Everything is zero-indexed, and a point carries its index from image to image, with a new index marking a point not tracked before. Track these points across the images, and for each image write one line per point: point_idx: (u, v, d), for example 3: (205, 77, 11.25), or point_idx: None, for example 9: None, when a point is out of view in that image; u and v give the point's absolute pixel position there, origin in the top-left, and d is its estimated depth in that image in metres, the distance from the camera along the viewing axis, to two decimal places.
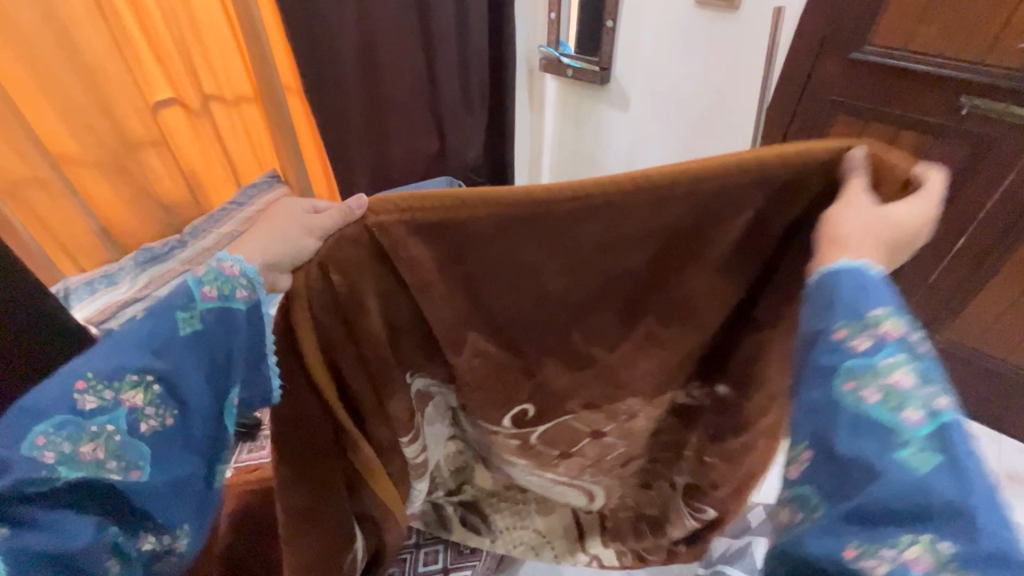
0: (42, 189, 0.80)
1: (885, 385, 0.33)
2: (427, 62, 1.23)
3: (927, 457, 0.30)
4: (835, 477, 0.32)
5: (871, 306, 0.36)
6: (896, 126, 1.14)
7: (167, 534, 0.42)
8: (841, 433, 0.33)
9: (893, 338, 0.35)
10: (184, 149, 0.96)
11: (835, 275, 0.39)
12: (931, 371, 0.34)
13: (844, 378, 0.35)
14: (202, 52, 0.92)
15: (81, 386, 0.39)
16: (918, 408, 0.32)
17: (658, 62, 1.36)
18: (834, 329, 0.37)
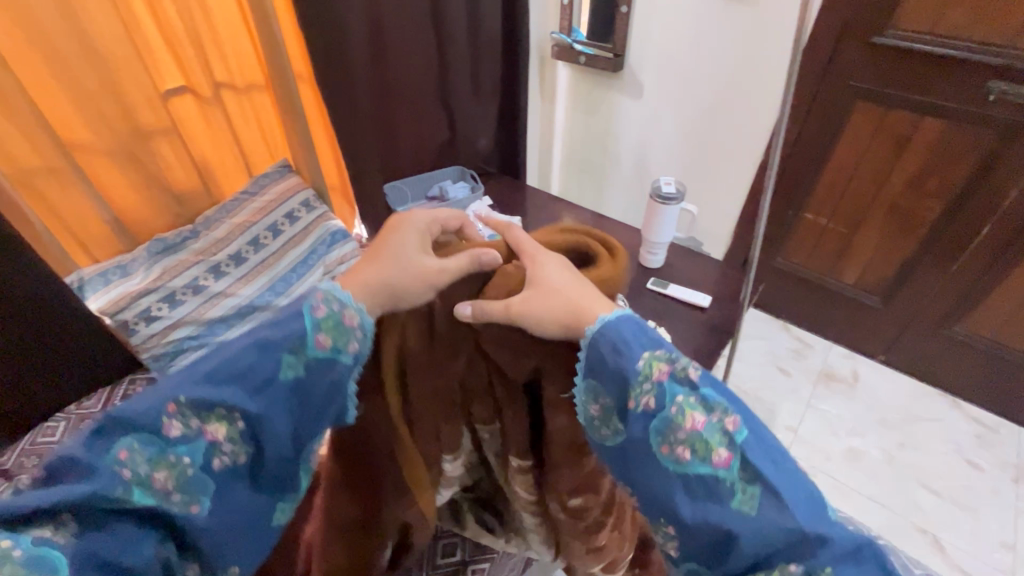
0: (55, 179, 0.80)
1: (691, 442, 0.45)
2: (438, 49, 1.21)
3: (750, 489, 0.44)
4: (697, 531, 0.45)
5: (637, 367, 0.47)
6: (919, 113, 1.11)
7: (210, 562, 0.47)
8: (684, 501, 0.45)
9: (667, 381, 0.46)
10: (195, 138, 0.95)
11: (597, 342, 0.49)
12: (708, 395, 0.47)
13: (661, 444, 0.46)
14: (212, 38, 0.90)
15: (172, 411, 0.44)
16: (719, 444, 0.45)
17: (673, 49, 1.33)
18: (629, 399, 0.47)
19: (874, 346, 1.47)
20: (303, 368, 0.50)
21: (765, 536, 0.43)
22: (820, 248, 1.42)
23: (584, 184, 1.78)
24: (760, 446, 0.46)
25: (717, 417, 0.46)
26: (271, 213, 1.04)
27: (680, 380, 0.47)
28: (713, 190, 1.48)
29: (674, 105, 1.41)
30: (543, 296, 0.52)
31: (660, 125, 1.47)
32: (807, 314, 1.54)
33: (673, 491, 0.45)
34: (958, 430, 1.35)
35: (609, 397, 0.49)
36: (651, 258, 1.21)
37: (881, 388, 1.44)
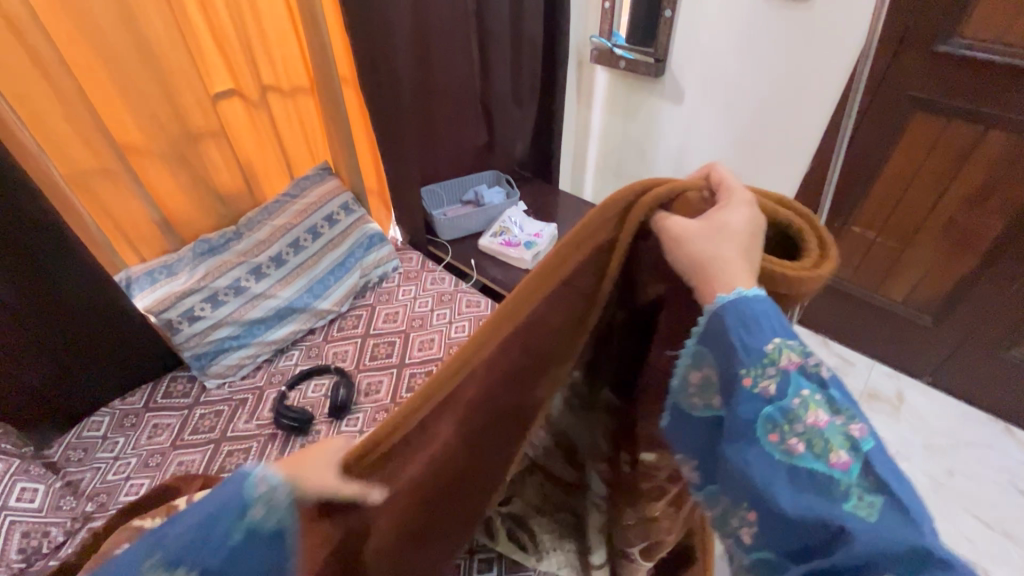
0: (108, 179, 0.82)
1: (806, 432, 0.31)
2: (480, 53, 1.20)
3: (871, 498, 0.29)
4: (785, 539, 0.30)
5: (762, 342, 0.34)
6: (983, 125, 1.06)
7: None
8: (783, 491, 0.30)
9: (796, 370, 0.33)
10: (241, 141, 0.96)
11: (724, 311, 0.35)
12: (839, 391, 0.33)
13: (768, 431, 0.32)
14: (262, 42, 0.91)
15: None
16: (842, 446, 0.31)
17: (719, 54, 1.30)
18: (739, 375, 0.34)
19: (921, 366, 1.42)
20: None
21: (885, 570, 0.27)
22: (867, 263, 1.38)
23: None
24: (895, 463, 0.31)
25: (845, 420, 0.32)
26: (311, 215, 1.04)
27: (810, 373, 0.33)
28: None
29: (717, 112, 1.38)
30: (707, 236, 0.38)
31: (701, 132, 1.44)
32: (850, 330, 1.49)
33: (766, 483, 0.31)
34: (1010, 458, 1.28)
35: (713, 367, 0.37)
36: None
37: (929, 412, 1.37)
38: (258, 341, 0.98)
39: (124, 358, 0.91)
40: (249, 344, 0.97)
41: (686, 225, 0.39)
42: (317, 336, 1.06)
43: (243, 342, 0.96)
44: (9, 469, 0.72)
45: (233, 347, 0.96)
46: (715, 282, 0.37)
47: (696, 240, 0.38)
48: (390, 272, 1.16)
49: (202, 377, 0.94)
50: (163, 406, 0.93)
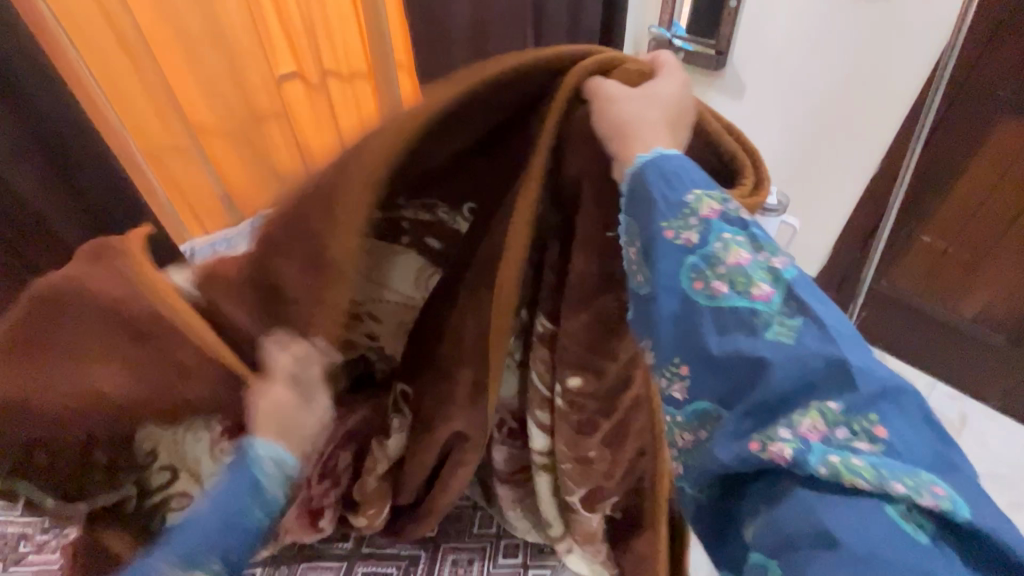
0: (180, 155, 0.86)
1: (728, 271, 0.39)
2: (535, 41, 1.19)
3: (790, 322, 0.37)
4: (722, 382, 0.38)
5: (683, 196, 0.42)
6: None
7: None
8: (710, 331, 0.39)
9: (716, 218, 0.41)
10: (301, 122, 0.99)
11: (643, 168, 0.44)
12: (756, 235, 0.41)
13: (694, 276, 0.40)
14: (324, 25, 0.93)
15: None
16: (762, 280, 0.39)
17: (788, 46, 1.23)
18: (661, 229, 0.42)
19: (990, 388, 1.32)
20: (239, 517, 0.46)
21: (806, 374, 0.35)
22: (937, 274, 1.28)
23: None
24: (811, 289, 0.39)
25: (764, 257, 0.40)
26: None
27: (730, 219, 0.41)
28: (814, 202, 1.37)
29: (780, 106, 1.31)
30: (626, 103, 0.48)
31: (761, 128, 1.37)
32: (910, 344, 1.39)
33: (699, 324, 0.39)
34: None
35: (637, 237, 0.45)
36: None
37: (996, 438, 1.28)
38: None
39: None
40: None
41: (615, 87, 0.49)
42: None
43: None
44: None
45: None
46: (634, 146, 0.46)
47: (625, 105, 0.48)
48: None
49: None
50: None
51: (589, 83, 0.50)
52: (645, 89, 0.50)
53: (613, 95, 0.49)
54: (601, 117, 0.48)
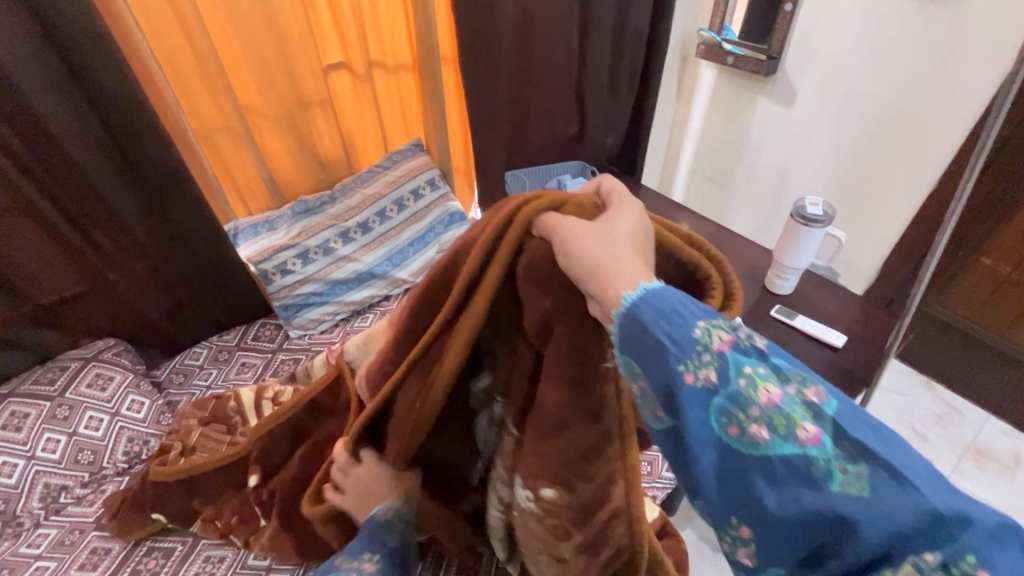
0: (230, 137, 0.90)
1: (764, 415, 0.31)
2: (581, 41, 1.19)
3: (855, 469, 0.29)
4: (788, 541, 0.31)
5: (689, 331, 0.35)
6: None
7: None
8: (767, 488, 0.31)
9: (731, 351, 0.34)
10: (345, 111, 1.03)
11: (637, 309, 0.37)
12: (780, 360, 0.33)
13: (728, 422, 0.33)
14: (373, 17, 0.96)
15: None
16: (804, 418, 0.31)
17: (844, 51, 1.18)
18: (681, 374, 0.34)
19: None
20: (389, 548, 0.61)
21: (891, 531, 0.27)
22: (995, 302, 1.21)
23: (711, 194, 1.66)
24: (861, 414, 0.31)
25: (795, 386, 0.32)
26: (399, 188, 1.08)
27: (744, 348, 0.34)
28: (864, 218, 1.32)
29: (831, 115, 1.26)
30: (591, 242, 0.42)
31: (809, 137, 1.33)
32: (959, 373, 1.32)
33: (755, 485, 0.31)
34: None
35: (644, 380, 0.37)
36: (780, 285, 1.09)
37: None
38: (339, 300, 1.06)
39: (214, 305, 1.01)
40: (330, 301, 1.05)
41: (569, 229, 0.43)
42: (392, 303, 1.11)
43: (326, 299, 1.05)
44: (39, 417, 0.79)
45: (317, 302, 1.04)
46: (608, 286, 0.39)
47: (592, 245, 0.42)
48: None
49: (287, 326, 1.04)
50: (252, 346, 1.02)
51: (542, 222, 0.46)
52: (604, 224, 0.44)
53: (571, 231, 0.43)
54: (572, 268, 0.42)
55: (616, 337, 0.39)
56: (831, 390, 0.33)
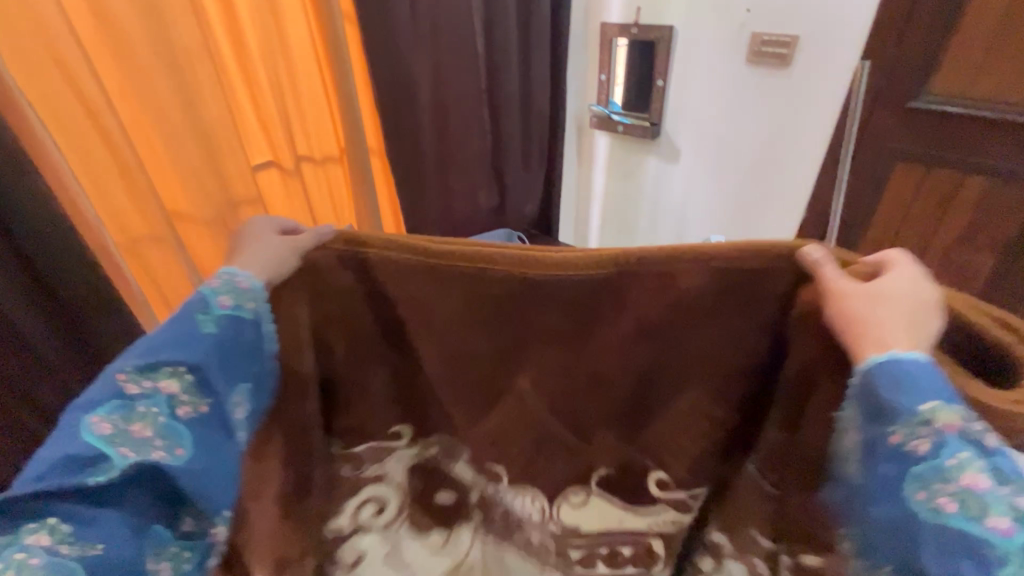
0: (158, 248, 0.86)
1: (959, 490, 0.37)
2: (492, 121, 1.32)
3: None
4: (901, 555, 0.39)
5: (919, 402, 0.41)
6: (963, 171, 1.23)
7: (179, 392, 0.44)
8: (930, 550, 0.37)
9: (955, 431, 0.39)
10: (274, 205, 1.03)
11: (873, 370, 0.44)
12: (1002, 464, 0.38)
13: (914, 490, 0.39)
14: (300, 119, 0.99)
15: (121, 377, 0.43)
16: (1007, 512, 0.36)
17: (709, 117, 1.49)
18: (889, 434, 0.42)
19: None
20: (146, 451, 0.40)
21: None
22: None
23: (623, 246, 1.87)
24: None
25: (1011, 491, 0.37)
26: None
27: (972, 436, 0.40)
28: (760, 247, 1.58)
29: (709, 166, 1.55)
30: (867, 301, 0.47)
31: (695, 190, 1.61)
32: None
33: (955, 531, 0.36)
34: None
35: (851, 429, 0.46)
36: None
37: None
38: None
39: None
40: None
41: (850, 287, 0.48)
42: None
43: None
44: None
45: None
46: (861, 339, 0.46)
47: (854, 300, 0.48)
48: None
49: None
50: None
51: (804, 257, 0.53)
52: (884, 284, 0.48)
53: (827, 271, 0.51)
54: (833, 313, 0.49)
55: (850, 387, 0.46)
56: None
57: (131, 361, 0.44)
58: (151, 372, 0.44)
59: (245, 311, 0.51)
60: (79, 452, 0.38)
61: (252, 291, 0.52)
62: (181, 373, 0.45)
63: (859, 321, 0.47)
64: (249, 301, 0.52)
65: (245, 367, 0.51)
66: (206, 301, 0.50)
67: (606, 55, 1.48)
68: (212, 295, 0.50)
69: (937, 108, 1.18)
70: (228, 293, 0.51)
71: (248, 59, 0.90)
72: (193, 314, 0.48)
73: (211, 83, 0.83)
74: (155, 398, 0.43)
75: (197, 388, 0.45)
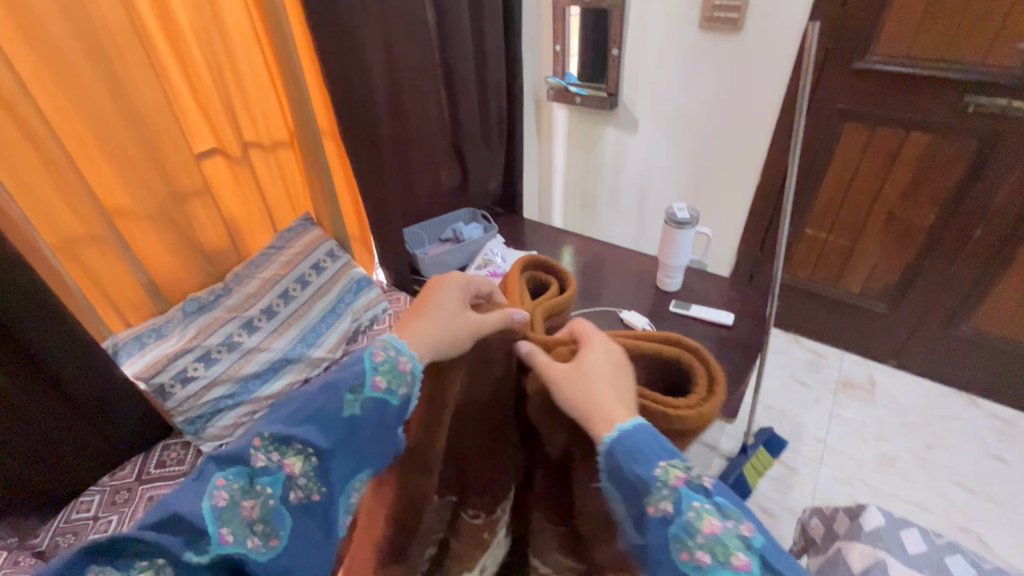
0: (96, 246, 0.80)
1: (707, 543, 0.41)
2: (448, 98, 1.28)
3: None
4: None
5: (651, 470, 0.45)
6: (904, 128, 1.31)
7: (301, 477, 0.47)
8: None
9: (684, 485, 0.44)
10: (224, 197, 0.97)
11: (612, 449, 0.47)
12: (718, 497, 0.44)
13: (678, 553, 0.42)
14: (242, 101, 0.93)
15: (257, 443, 0.46)
16: (738, 549, 0.41)
17: (666, 85, 1.49)
18: (645, 504, 0.44)
19: (885, 352, 1.67)
20: (251, 534, 0.43)
21: None
22: (823, 258, 1.62)
23: (586, 217, 1.88)
24: (773, 544, 0.43)
25: (732, 523, 0.42)
26: (298, 265, 1.04)
27: (695, 485, 0.44)
28: (717, 211, 1.63)
29: (666, 134, 1.56)
30: (573, 379, 0.55)
31: (654, 159, 1.63)
32: (823, 323, 1.72)
33: None
34: (978, 425, 1.51)
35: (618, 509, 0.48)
36: (631, 323, 1.14)
37: (973, 423, 1.52)
38: (254, 397, 0.94)
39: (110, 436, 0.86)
40: (244, 402, 0.93)
41: (557, 368, 0.57)
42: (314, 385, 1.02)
43: (239, 400, 0.92)
44: None
45: (229, 406, 0.92)
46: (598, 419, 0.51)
47: (562, 383, 0.55)
48: (381, 314, 1.14)
49: (198, 440, 0.90)
50: (158, 477, 0.86)
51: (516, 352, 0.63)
52: (580, 363, 0.57)
53: (536, 356, 0.60)
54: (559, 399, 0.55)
55: (601, 468, 0.48)
56: (758, 528, 0.44)
57: (272, 425, 0.47)
58: (286, 449, 0.47)
59: (395, 395, 0.53)
60: (193, 517, 0.41)
61: (409, 374, 0.55)
62: (307, 455, 0.47)
63: (581, 402, 0.53)
64: (403, 385, 0.54)
65: (370, 454, 0.52)
66: (364, 378, 0.52)
67: (560, 25, 1.45)
68: (370, 371, 0.52)
69: (881, 67, 1.25)
70: (386, 374, 0.53)
71: (180, 37, 0.82)
72: (343, 391, 0.51)
73: (139, 64, 0.77)
74: (277, 475, 0.46)
75: (317, 473, 0.48)
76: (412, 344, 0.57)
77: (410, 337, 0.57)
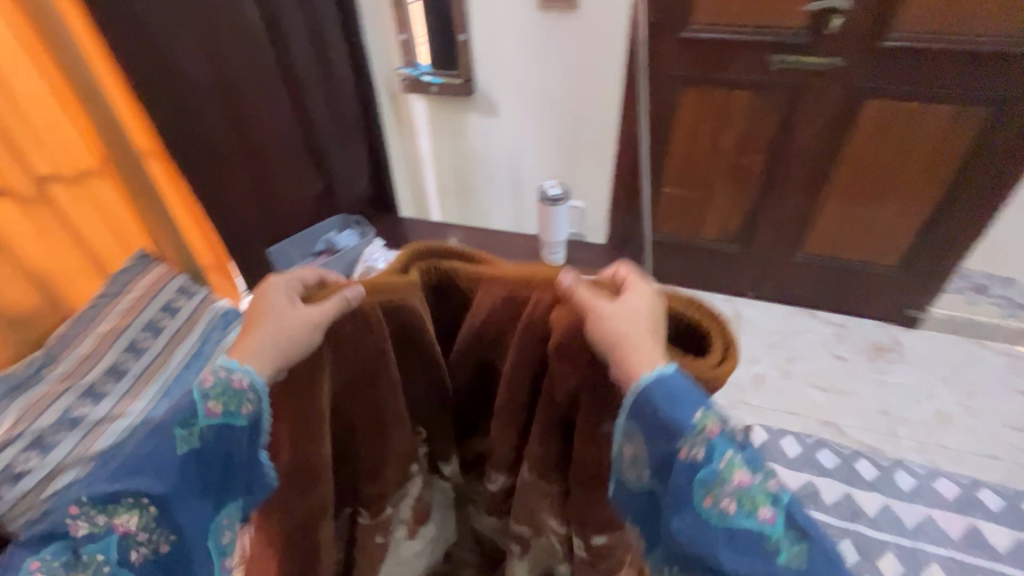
0: None
1: (736, 495, 0.42)
2: (295, 100, 1.17)
3: (794, 543, 0.43)
4: None
5: (690, 417, 0.43)
6: (727, 88, 1.48)
7: (141, 535, 0.45)
8: (728, 557, 0.43)
9: (719, 437, 0.43)
10: (26, 248, 0.79)
11: (646, 392, 0.45)
12: (749, 452, 0.45)
13: (703, 497, 0.43)
14: (25, 129, 0.76)
15: (75, 511, 0.44)
16: (764, 502, 0.43)
17: (517, 66, 1.51)
18: (677, 447, 0.43)
19: (745, 286, 1.89)
20: None
21: None
22: (683, 213, 1.78)
23: (465, 207, 1.87)
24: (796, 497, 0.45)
25: (760, 476, 0.44)
26: (142, 311, 0.90)
27: (728, 436, 0.44)
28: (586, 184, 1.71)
29: (526, 115, 1.59)
30: (611, 313, 0.50)
31: (519, 141, 1.66)
32: (692, 270, 1.91)
33: (716, 549, 0.43)
34: (822, 332, 1.78)
35: (639, 444, 0.47)
36: None
37: (819, 331, 1.79)
38: None
39: None
40: None
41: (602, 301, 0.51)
42: None
43: None
44: None
45: None
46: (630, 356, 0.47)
47: (603, 316, 0.50)
48: None
49: None
50: None
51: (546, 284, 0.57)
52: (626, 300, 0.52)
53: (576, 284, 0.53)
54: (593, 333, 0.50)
55: (624, 405, 0.47)
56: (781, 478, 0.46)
57: (90, 488, 0.44)
58: (110, 512, 0.44)
59: (238, 417, 0.47)
60: None
61: (248, 393, 0.48)
62: (140, 508, 0.44)
63: (619, 336, 0.49)
64: (245, 403, 0.48)
65: (222, 487, 0.49)
66: (193, 409, 0.46)
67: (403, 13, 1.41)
68: (200, 400, 0.46)
69: (701, 34, 1.40)
70: (220, 398, 0.46)
71: None
72: (172, 430, 0.45)
73: None
74: (109, 540, 0.44)
75: (159, 524, 0.46)
76: (246, 360, 0.49)
77: (245, 353, 0.49)
